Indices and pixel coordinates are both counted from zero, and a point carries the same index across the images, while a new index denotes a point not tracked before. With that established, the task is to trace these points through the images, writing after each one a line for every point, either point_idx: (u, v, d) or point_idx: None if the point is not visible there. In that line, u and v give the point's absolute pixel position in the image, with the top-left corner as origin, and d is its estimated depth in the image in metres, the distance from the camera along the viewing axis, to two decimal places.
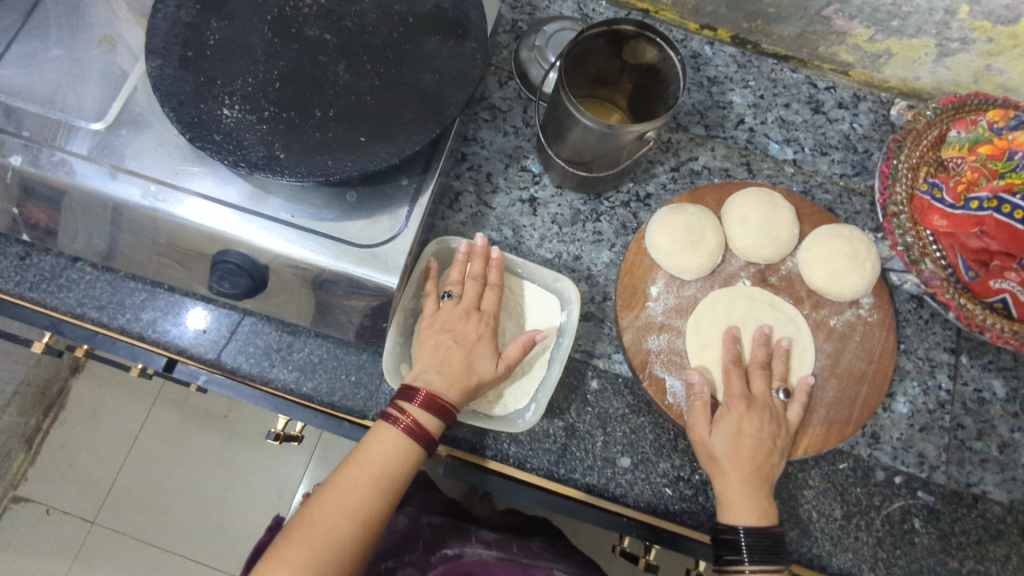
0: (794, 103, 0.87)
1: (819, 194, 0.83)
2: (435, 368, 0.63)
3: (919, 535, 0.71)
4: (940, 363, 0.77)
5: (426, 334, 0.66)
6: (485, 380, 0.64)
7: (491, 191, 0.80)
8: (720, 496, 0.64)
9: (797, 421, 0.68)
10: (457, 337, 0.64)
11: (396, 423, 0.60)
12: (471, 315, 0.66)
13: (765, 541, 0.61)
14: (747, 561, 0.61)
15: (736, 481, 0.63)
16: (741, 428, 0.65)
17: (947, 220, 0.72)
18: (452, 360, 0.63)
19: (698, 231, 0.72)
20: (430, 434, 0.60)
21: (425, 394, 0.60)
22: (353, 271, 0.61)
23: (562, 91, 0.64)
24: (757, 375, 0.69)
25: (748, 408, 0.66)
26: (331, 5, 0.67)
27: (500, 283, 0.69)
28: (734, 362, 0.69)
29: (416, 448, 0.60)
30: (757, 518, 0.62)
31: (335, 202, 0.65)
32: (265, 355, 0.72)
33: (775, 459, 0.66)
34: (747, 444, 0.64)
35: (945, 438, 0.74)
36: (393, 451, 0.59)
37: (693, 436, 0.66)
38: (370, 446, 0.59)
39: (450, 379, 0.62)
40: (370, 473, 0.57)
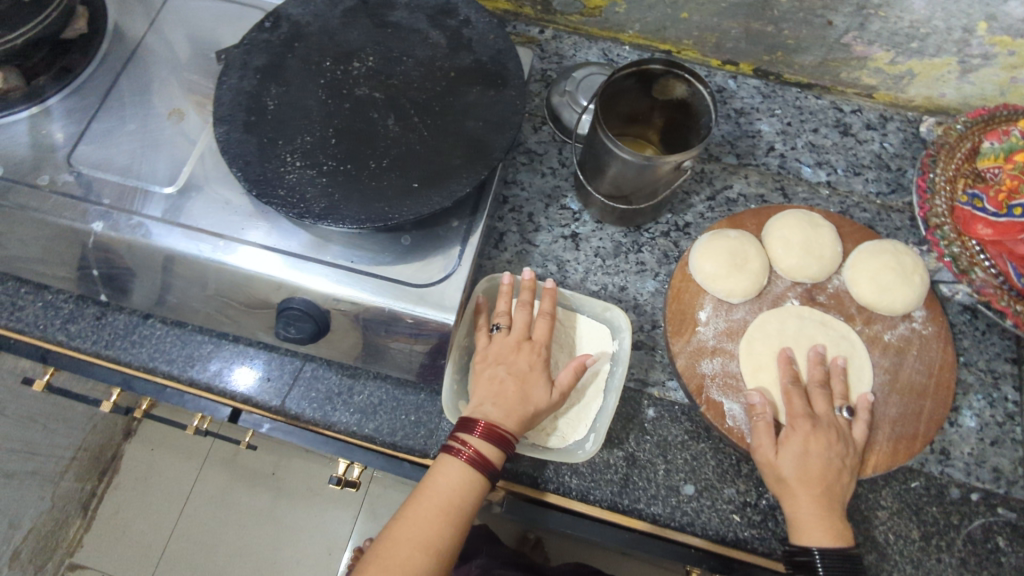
0: (822, 127, 0.89)
1: (857, 213, 0.84)
2: (490, 400, 0.63)
3: (1005, 554, 0.68)
4: (1003, 374, 0.75)
5: (481, 368, 0.67)
6: (541, 409, 0.64)
7: (534, 230, 0.83)
8: (790, 519, 0.63)
9: (863, 438, 0.67)
10: (510, 368, 0.65)
11: (458, 454, 0.60)
12: (522, 346, 0.67)
13: (842, 564, 0.59)
14: None
15: (808, 502, 0.62)
16: (808, 447, 0.64)
17: (992, 229, 0.72)
18: (506, 392, 0.63)
19: (742, 255, 0.73)
20: (491, 464, 0.61)
21: (485, 425, 0.61)
22: (410, 310, 0.64)
23: (600, 130, 0.68)
24: (817, 393, 0.68)
25: (812, 427, 0.65)
26: (378, 66, 0.72)
27: (551, 312, 0.70)
28: (792, 382, 0.68)
29: (479, 478, 0.60)
30: (832, 541, 0.61)
31: (392, 247, 0.68)
32: (327, 400, 0.73)
33: (845, 479, 0.64)
34: (816, 464, 0.63)
35: (1019, 451, 0.72)
36: (458, 481, 0.59)
37: (758, 458, 0.65)
38: (436, 478, 0.60)
39: (506, 410, 0.62)
40: (442, 502, 0.58)
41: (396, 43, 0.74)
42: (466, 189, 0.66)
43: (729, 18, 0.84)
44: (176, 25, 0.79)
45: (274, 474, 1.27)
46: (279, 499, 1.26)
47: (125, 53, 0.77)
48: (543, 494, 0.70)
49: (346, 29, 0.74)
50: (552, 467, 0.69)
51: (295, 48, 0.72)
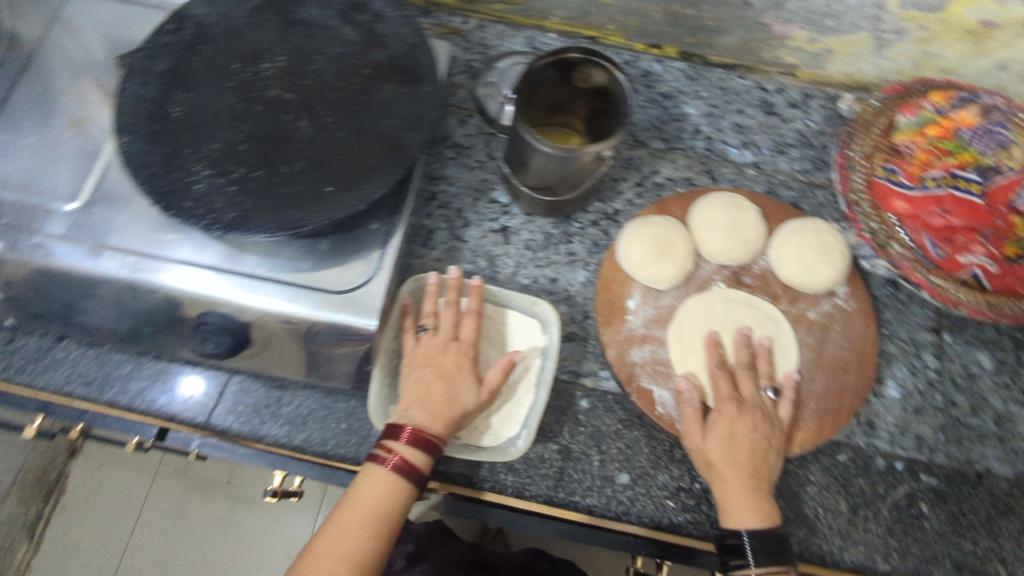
0: (746, 108, 0.90)
1: (782, 192, 0.85)
2: (417, 403, 0.63)
3: (928, 519, 0.70)
4: (925, 344, 0.77)
5: (408, 371, 0.66)
6: (470, 410, 0.64)
7: (463, 225, 0.81)
8: (720, 501, 0.63)
9: (788, 417, 0.68)
10: (437, 370, 0.65)
11: (385, 463, 0.60)
12: (449, 347, 0.67)
13: (768, 543, 0.60)
14: (753, 565, 0.60)
15: (737, 483, 0.63)
16: (733, 430, 0.65)
17: (907, 202, 0.74)
18: (434, 395, 0.63)
19: (667, 241, 0.73)
20: (418, 471, 0.60)
21: (411, 431, 0.60)
22: (334, 317, 0.63)
23: (519, 123, 0.67)
24: (742, 375, 0.69)
25: (737, 409, 0.67)
26: (289, 66, 0.70)
27: (479, 311, 0.69)
28: (719, 366, 0.69)
29: (406, 485, 0.60)
30: (759, 521, 0.61)
31: (309, 253, 0.66)
32: (255, 412, 0.71)
33: (772, 459, 0.66)
34: (743, 446, 0.64)
35: (940, 418, 0.74)
36: (382, 491, 0.59)
37: (687, 443, 0.66)
38: (359, 488, 0.59)
39: (433, 413, 0.62)
40: (367, 510, 0.57)
41: (306, 41, 0.71)
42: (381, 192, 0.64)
43: (649, 2, 0.83)
44: (74, 28, 0.75)
45: (230, 481, 1.24)
46: (236, 507, 1.24)
47: (20, 61, 0.73)
48: (480, 494, 0.70)
49: (253, 29, 0.71)
50: (487, 466, 0.69)
51: (200, 50, 0.69)
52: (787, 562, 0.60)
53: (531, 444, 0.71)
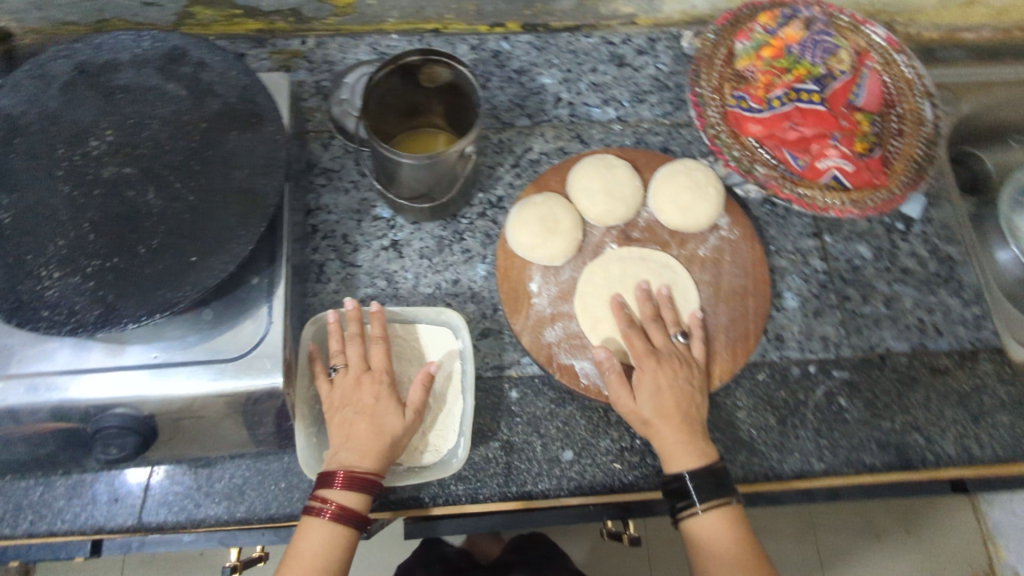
0: (598, 65, 0.91)
1: (650, 139, 0.87)
2: (343, 446, 0.62)
3: (849, 410, 0.75)
4: (809, 250, 0.82)
5: (330, 415, 0.65)
6: (399, 436, 0.63)
7: (352, 250, 0.79)
8: (659, 450, 0.67)
9: (702, 353, 0.72)
10: (356, 407, 0.64)
11: (322, 513, 0.60)
12: (362, 379, 0.65)
13: (707, 481, 0.64)
14: (698, 504, 0.63)
15: (671, 432, 0.66)
16: (659, 381, 0.68)
17: (760, 125, 0.77)
18: (358, 433, 0.62)
19: (552, 218, 0.74)
20: (358, 513, 0.61)
21: (344, 475, 0.60)
22: (239, 379, 0.60)
23: (373, 141, 0.66)
24: (652, 328, 0.71)
25: (657, 363, 0.68)
26: (119, 137, 0.64)
27: (384, 335, 0.68)
28: (630, 325, 0.71)
29: (349, 528, 0.60)
30: (699, 460, 0.65)
31: (193, 326, 0.62)
32: (187, 498, 0.69)
33: (697, 399, 0.69)
34: (670, 396, 0.67)
35: (838, 315, 0.79)
36: (324, 541, 0.59)
37: (619, 407, 0.68)
38: (299, 543, 0.60)
39: (361, 452, 0.61)
40: (312, 561, 0.59)
41: (131, 107, 0.65)
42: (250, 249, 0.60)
43: None
44: None
45: None
46: None
47: None
48: (436, 510, 0.70)
49: (70, 107, 0.65)
50: (436, 482, 0.70)
51: (15, 143, 0.62)
52: (729, 493, 0.64)
53: (474, 448, 0.71)
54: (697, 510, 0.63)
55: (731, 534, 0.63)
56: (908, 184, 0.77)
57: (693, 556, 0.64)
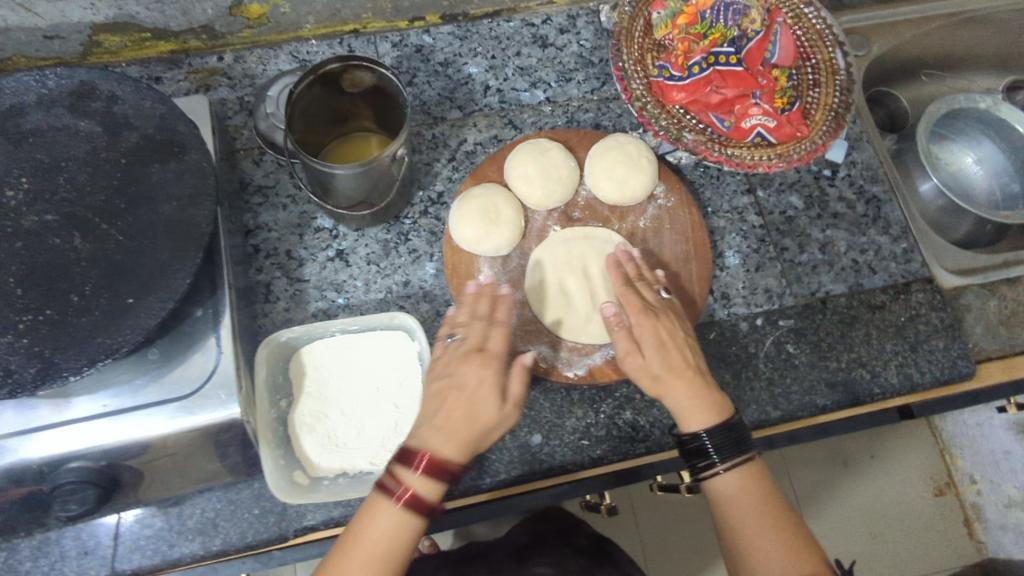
0: (523, 48, 0.91)
1: (581, 117, 0.88)
2: (428, 426, 0.59)
3: (797, 356, 0.78)
4: (745, 207, 0.84)
5: (421, 394, 0.62)
6: (492, 422, 0.59)
7: (298, 266, 0.79)
8: (674, 410, 0.65)
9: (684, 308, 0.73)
10: (459, 385, 0.61)
11: (396, 499, 0.55)
12: (473, 355, 0.64)
13: (727, 437, 0.62)
14: (720, 461, 0.62)
15: (683, 387, 0.65)
16: (660, 335, 0.67)
17: (684, 92, 0.78)
18: (451, 414, 0.59)
19: (493, 209, 0.75)
20: (432, 503, 0.56)
21: (425, 459, 0.56)
22: (199, 415, 0.61)
23: (303, 155, 0.65)
24: (638, 287, 0.71)
25: (655, 317, 0.68)
26: (35, 184, 0.61)
27: (507, 320, 0.67)
28: (625, 283, 0.71)
29: (437, 490, 0.55)
30: (713, 413, 0.64)
31: (139, 369, 0.62)
32: (160, 539, 0.69)
33: (695, 350, 0.68)
34: (674, 350, 0.66)
35: (778, 266, 0.82)
36: (390, 529, 0.55)
37: (628, 366, 0.66)
38: (367, 524, 0.55)
39: (448, 436, 0.57)
40: (370, 547, 0.54)
41: (44, 150, 0.63)
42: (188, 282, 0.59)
43: None
44: None
45: None
46: None
47: None
48: None
49: None
50: None
51: None
52: (750, 449, 0.63)
53: None
54: (718, 466, 0.62)
55: (756, 490, 0.62)
56: (828, 132, 0.79)
57: (726, 516, 0.62)
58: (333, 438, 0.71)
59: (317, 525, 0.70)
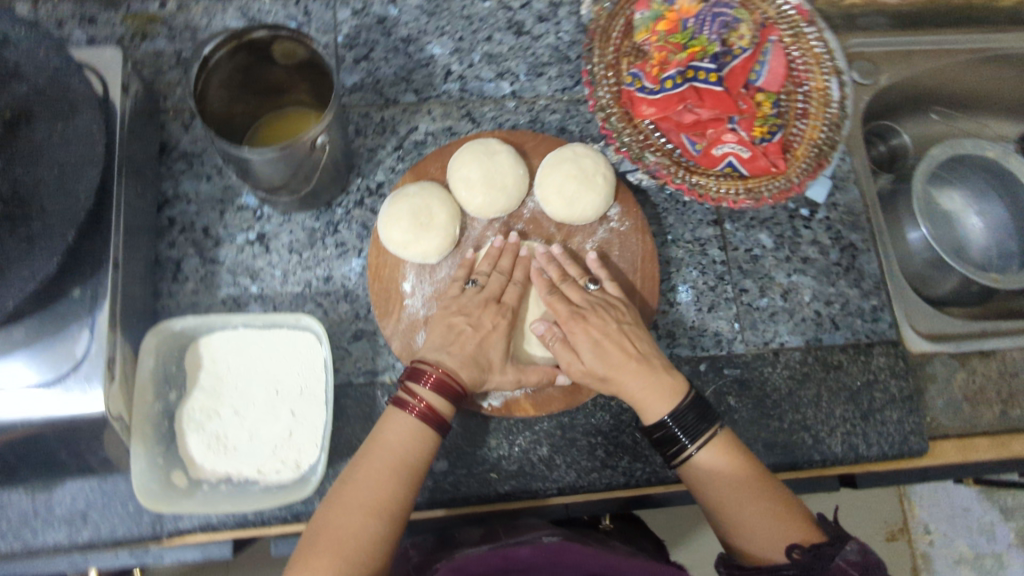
0: (495, 33, 0.83)
1: (547, 118, 0.80)
2: (444, 350, 0.63)
3: (737, 409, 0.72)
4: (708, 239, 0.78)
5: (442, 314, 0.66)
6: (495, 367, 0.64)
7: (213, 245, 0.73)
8: (631, 401, 0.63)
9: (620, 291, 0.69)
10: (472, 321, 0.65)
11: (411, 409, 0.59)
12: (489, 304, 0.66)
13: (693, 412, 0.60)
14: (690, 443, 0.60)
15: (629, 378, 0.62)
16: (593, 336, 0.64)
17: (654, 107, 0.71)
18: (461, 341, 0.64)
19: (426, 212, 0.68)
20: (442, 416, 0.60)
21: (435, 375, 0.60)
22: (59, 402, 0.57)
23: (215, 137, 0.57)
24: (563, 289, 0.68)
25: (584, 320, 0.65)
26: None
27: (524, 280, 0.69)
28: (549, 291, 0.68)
29: (444, 400, 0.60)
30: (670, 396, 0.61)
31: (1, 347, 0.58)
32: (22, 523, 0.65)
33: (637, 334, 0.65)
34: (609, 343, 0.64)
35: (733, 309, 0.76)
36: (406, 435, 0.58)
37: (573, 373, 0.64)
38: (385, 435, 0.58)
39: (460, 359, 0.62)
40: (377, 466, 0.56)
41: None
42: (54, 264, 0.54)
43: None
44: None
45: None
46: None
47: None
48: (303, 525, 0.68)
49: None
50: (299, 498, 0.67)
51: None
52: (713, 424, 0.60)
53: (342, 458, 0.68)
54: (691, 450, 0.60)
55: (731, 463, 0.59)
56: (807, 171, 0.72)
57: (703, 494, 0.59)
58: (220, 439, 0.66)
59: (192, 530, 0.67)
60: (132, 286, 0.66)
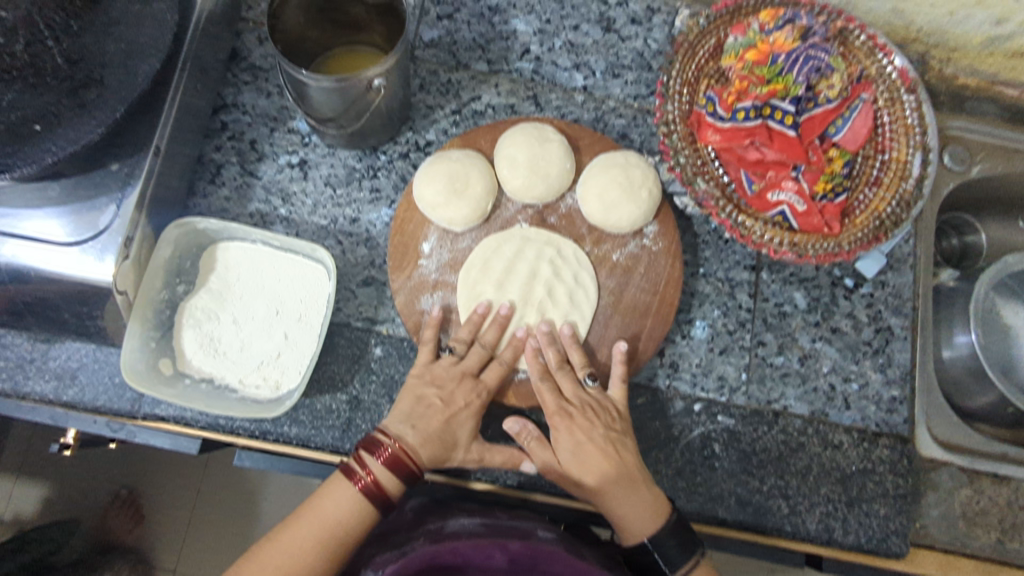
0: (583, 24, 0.81)
1: (611, 120, 0.79)
2: (407, 420, 0.60)
3: (720, 459, 0.70)
4: (739, 283, 0.75)
5: (413, 384, 0.63)
6: (456, 453, 0.61)
7: (256, 159, 0.75)
8: (610, 518, 0.61)
9: (620, 395, 0.66)
10: (443, 396, 0.62)
11: (356, 481, 0.56)
12: (465, 379, 0.64)
13: (673, 538, 0.59)
14: (669, 572, 0.59)
15: (612, 495, 0.60)
16: (577, 438, 0.62)
17: (719, 134, 0.69)
18: (428, 416, 0.61)
19: (463, 179, 0.67)
20: (389, 496, 0.57)
21: (391, 450, 0.58)
22: (71, 266, 0.59)
23: (280, 56, 0.58)
24: (558, 378, 0.65)
25: (570, 419, 0.63)
26: None
27: (511, 361, 0.66)
28: (542, 377, 0.65)
29: (398, 479, 0.58)
30: (650, 523, 0.60)
31: (34, 199, 0.60)
32: (17, 368, 0.68)
33: (626, 447, 0.63)
34: (594, 452, 0.62)
35: (744, 358, 0.73)
36: (348, 508, 0.55)
37: (550, 473, 0.63)
38: (324, 501, 0.56)
39: (423, 434, 0.60)
40: (306, 537, 0.54)
41: None
42: (94, 135, 0.55)
43: None
44: None
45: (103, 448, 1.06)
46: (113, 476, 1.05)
47: None
48: (268, 443, 0.69)
49: None
50: (269, 419, 0.67)
51: None
52: (699, 551, 0.60)
53: (319, 394, 0.68)
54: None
55: None
56: (861, 241, 0.68)
57: None
58: (213, 341, 0.67)
59: (167, 419, 0.68)
60: (169, 176, 0.67)
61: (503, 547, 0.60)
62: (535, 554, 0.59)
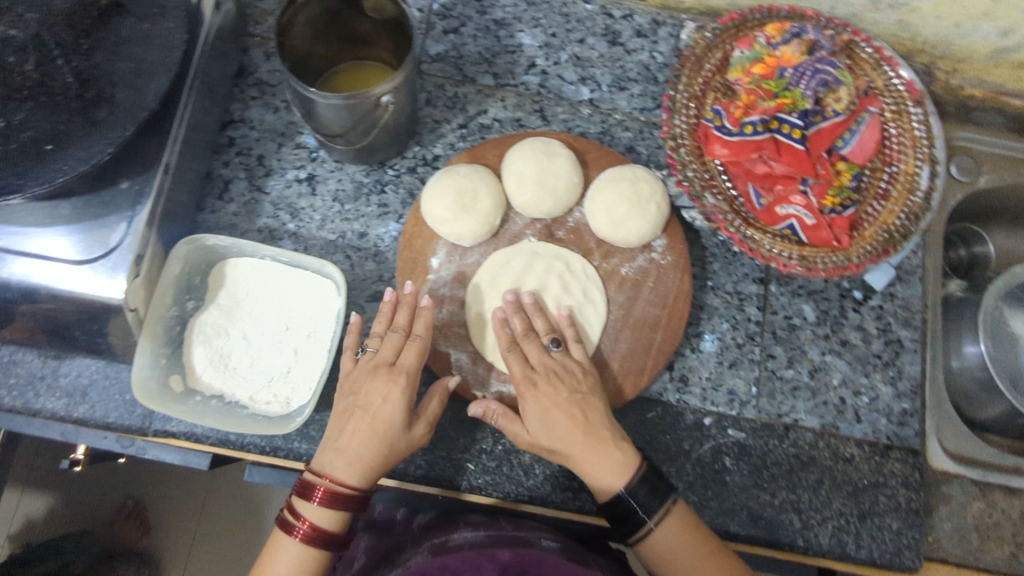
0: (588, 37, 0.81)
1: (618, 134, 0.79)
2: (331, 441, 0.58)
3: (731, 473, 0.69)
4: (748, 295, 0.74)
5: (338, 396, 0.61)
6: (389, 455, 0.58)
7: (264, 175, 0.75)
8: (587, 478, 0.60)
9: (581, 353, 0.65)
10: (361, 403, 0.59)
11: (295, 533, 0.56)
12: (382, 372, 0.60)
13: (649, 491, 0.58)
14: (649, 521, 0.58)
15: (587, 454, 0.59)
16: (542, 404, 0.60)
17: (727, 148, 0.68)
18: (353, 428, 0.58)
19: (470, 195, 0.67)
20: (330, 534, 0.56)
21: (323, 488, 0.56)
22: (81, 284, 0.58)
23: (291, 75, 0.58)
24: (523, 346, 0.64)
25: (534, 386, 0.61)
26: None
27: (423, 333, 0.62)
28: (508, 346, 0.64)
29: (337, 514, 0.56)
30: (622, 473, 0.59)
31: (45, 218, 0.60)
32: (28, 385, 0.68)
33: (592, 404, 0.62)
34: (560, 417, 0.60)
35: (754, 371, 0.73)
36: (295, 563, 0.55)
37: (523, 442, 0.61)
38: (271, 562, 0.55)
39: (346, 450, 0.57)
40: None
41: None
42: (105, 154, 0.55)
43: None
44: None
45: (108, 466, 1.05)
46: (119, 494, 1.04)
47: None
48: (278, 459, 0.68)
49: None
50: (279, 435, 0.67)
51: None
52: (670, 500, 0.59)
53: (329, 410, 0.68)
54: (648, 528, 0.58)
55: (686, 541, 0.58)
56: (870, 254, 0.68)
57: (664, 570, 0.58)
58: (223, 357, 0.67)
59: (178, 435, 0.68)
60: (178, 192, 0.67)
61: (493, 556, 0.60)
62: (526, 561, 0.59)
